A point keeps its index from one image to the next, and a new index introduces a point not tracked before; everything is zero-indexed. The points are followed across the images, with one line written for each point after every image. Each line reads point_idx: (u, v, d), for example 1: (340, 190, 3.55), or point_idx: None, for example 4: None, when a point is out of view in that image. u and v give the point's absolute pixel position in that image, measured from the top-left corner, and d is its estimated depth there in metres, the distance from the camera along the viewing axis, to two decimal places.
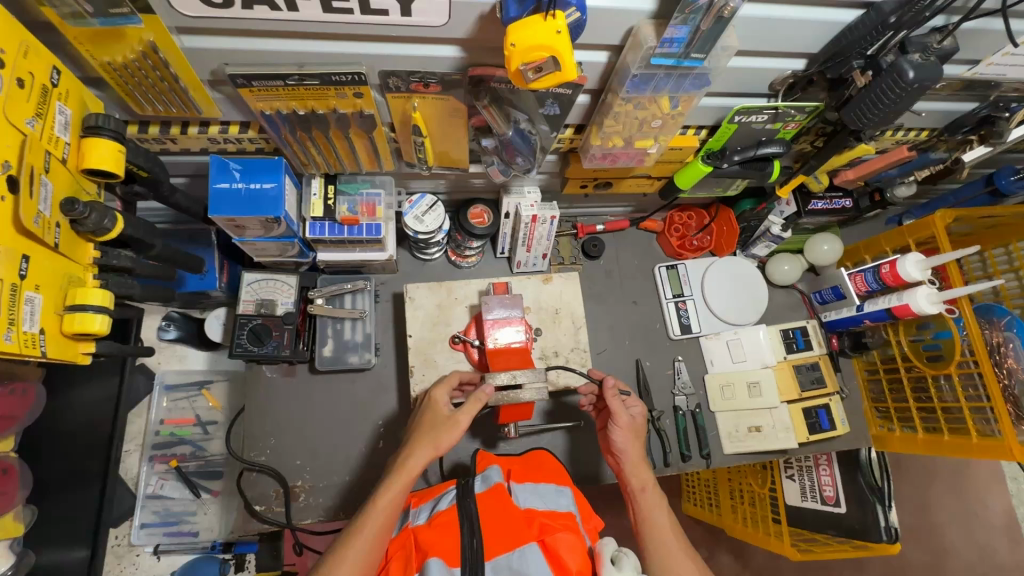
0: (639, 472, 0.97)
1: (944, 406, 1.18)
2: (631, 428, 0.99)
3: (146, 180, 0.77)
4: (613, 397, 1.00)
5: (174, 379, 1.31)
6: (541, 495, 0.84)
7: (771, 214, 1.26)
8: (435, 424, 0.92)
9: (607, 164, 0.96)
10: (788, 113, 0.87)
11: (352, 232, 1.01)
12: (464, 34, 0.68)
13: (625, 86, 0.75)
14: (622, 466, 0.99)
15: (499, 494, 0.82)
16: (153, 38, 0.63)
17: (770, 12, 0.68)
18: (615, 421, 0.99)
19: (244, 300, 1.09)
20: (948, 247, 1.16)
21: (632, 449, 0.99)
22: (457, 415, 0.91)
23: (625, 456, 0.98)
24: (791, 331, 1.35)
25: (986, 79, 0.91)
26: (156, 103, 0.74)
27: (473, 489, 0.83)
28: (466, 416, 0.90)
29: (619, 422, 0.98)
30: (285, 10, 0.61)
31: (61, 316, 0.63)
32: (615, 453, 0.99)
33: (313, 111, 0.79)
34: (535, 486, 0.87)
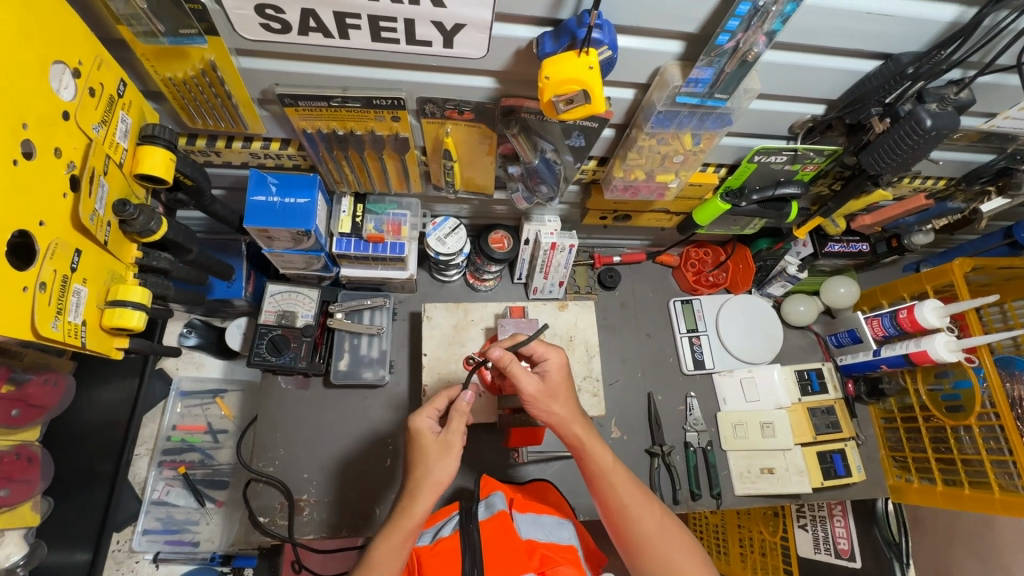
0: (578, 437, 0.83)
1: (964, 458, 1.15)
2: (545, 392, 0.83)
3: (190, 188, 0.81)
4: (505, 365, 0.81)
5: (190, 386, 1.32)
6: (544, 528, 0.84)
7: (788, 254, 1.28)
8: (430, 457, 0.79)
9: (628, 196, 0.99)
10: (807, 155, 0.89)
11: (377, 249, 1.04)
12: (500, 66, 0.72)
13: (649, 121, 0.78)
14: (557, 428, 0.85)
15: (503, 524, 0.80)
16: (214, 58, 0.68)
17: (793, 59, 0.71)
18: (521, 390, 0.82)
19: (266, 310, 1.12)
20: (966, 297, 1.15)
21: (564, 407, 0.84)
22: (446, 437, 0.81)
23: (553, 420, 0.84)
24: (806, 372, 1.33)
25: (1003, 132, 0.94)
26: (207, 118, 0.79)
27: (477, 516, 0.82)
28: (457, 435, 0.81)
29: (526, 391, 0.83)
30: (337, 37, 0.66)
31: (101, 310, 0.66)
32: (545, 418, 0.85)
33: (351, 132, 0.83)
34: (537, 517, 0.86)
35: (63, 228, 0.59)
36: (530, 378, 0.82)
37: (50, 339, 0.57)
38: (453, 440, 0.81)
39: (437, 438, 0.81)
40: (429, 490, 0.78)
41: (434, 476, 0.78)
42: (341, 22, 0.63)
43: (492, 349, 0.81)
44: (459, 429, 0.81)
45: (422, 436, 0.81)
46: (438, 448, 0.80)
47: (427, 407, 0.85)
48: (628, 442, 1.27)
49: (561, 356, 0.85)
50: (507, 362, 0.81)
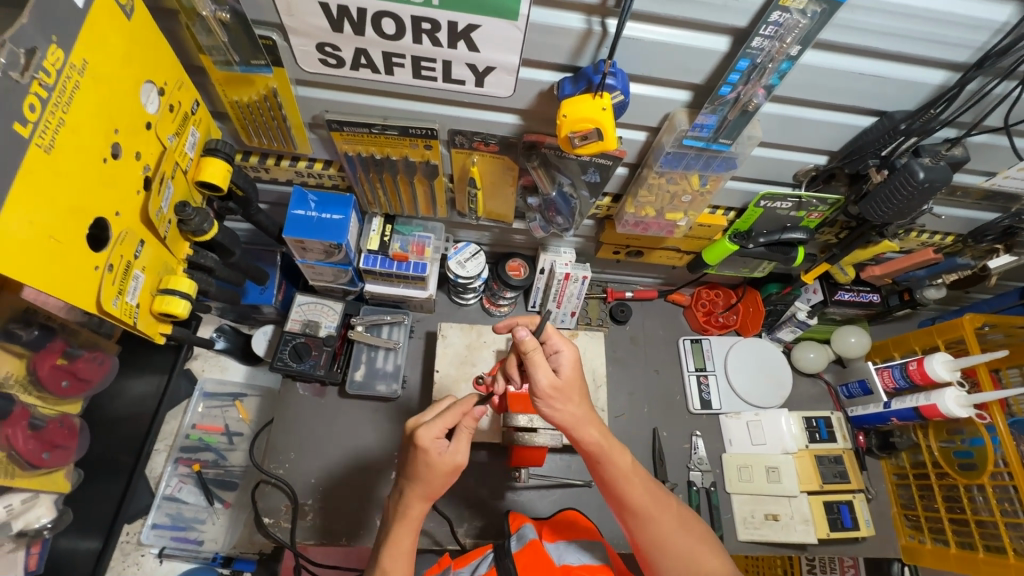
0: (599, 439, 0.82)
1: (977, 519, 1.12)
2: (558, 390, 0.81)
3: (240, 198, 0.91)
4: (529, 351, 0.79)
5: (213, 388, 1.38)
6: (576, 551, 0.87)
7: (797, 300, 1.31)
8: (437, 475, 0.80)
9: (639, 232, 1.05)
10: (811, 202, 0.95)
11: (400, 267, 1.12)
12: (524, 105, 0.80)
13: (659, 161, 0.85)
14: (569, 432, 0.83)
15: (537, 551, 0.83)
16: (277, 86, 0.78)
17: (792, 111, 0.78)
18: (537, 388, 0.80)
19: (293, 318, 1.20)
20: (977, 352, 1.16)
21: (579, 410, 0.82)
22: (452, 455, 0.81)
23: (566, 422, 0.82)
24: (814, 419, 1.33)
25: (1007, 191, 0.97)
26: (262, 137, 0.89)
27: (508, 548, 0.85)
28: (464, 453, 0.81)
29: (539, 384, 0.80)
30: (383, 73, 0.75)
31: (153, 297, 0.74)
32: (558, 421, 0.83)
33: (387, 157, 0.92)
34: (568, 543, 0.89)
35: (133, 220, 0.68)
36: (547, 371, 0.80)
37: (110, 315, 0.65)
38: (460, 460, 0.81)
39: (447, 457, 0.80)
40: (427, 498, 0.81)
41: (436, 489, 0.81)
42: (388, 60, 0.73)
43: (520, 329, 0.78)
44: (464, 445, 0.82)
45: (430, 452, 0.79)
46: (446, 469, 0.80)
47: (432, 420, 0.81)
48: None
49: (574, 351, 0.84)
50: (530, 349, 0.79)
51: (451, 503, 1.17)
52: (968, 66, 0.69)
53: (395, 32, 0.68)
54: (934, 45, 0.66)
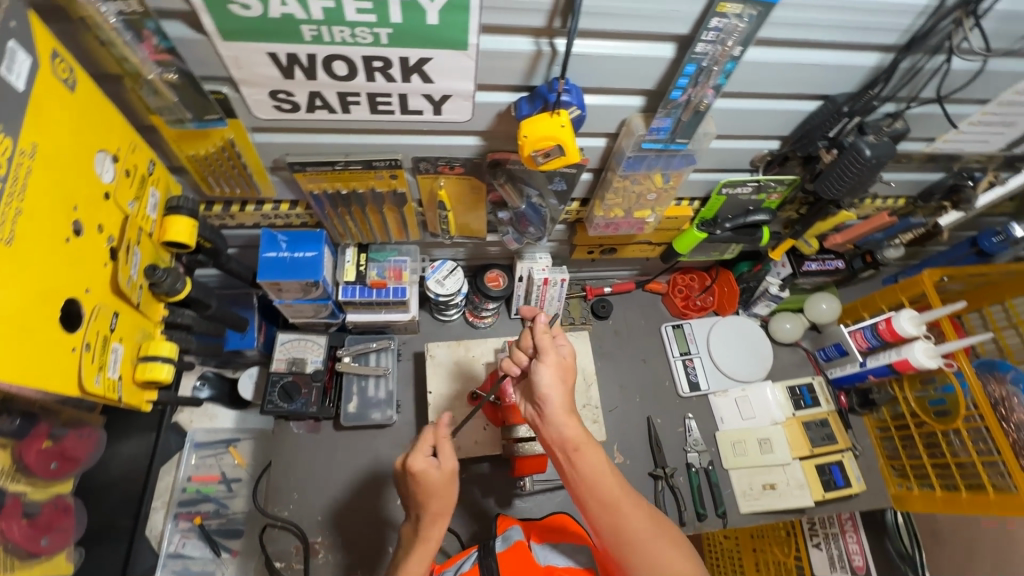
0: (574, 430, 0.78)
1: (957, 462, 1.19)
2: (560, 368, 0.82)
3: (209, 250, 0.90)
4: (543, 333, 0.84)
5: (203, 437, 1.36)
6: (562, 552, 0.86)
7: (769, 275, 1.35)
8: (437, 488, 0.81)
9: (610, 232, 1.07)
10: (770, 185, 0.99)
11: (380, 294, 1.12)
12: (484, 126, 0.81)
13: (621, 165, 0.87)
14: (547, 413, 0.80)
15: (521, 552, 0.84)
16: (233, 136, 0.77)
17: (742, 105, 0.81)
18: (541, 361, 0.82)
19: (277, 358, 1.19)
20: (939, 305, 1.22)
21: (560, 395, 0.80)
22: (444, 465, 0.83)
23: (549, 403, 0.80)
24: (797, 387, 1.38)
25: (947, 153, 1.03)
26: (224, 186, 0.88)
27: (493, 548, 0.86)
28: (453, 458, 0.84)
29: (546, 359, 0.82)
30: (339, 112, 0.75)
31: (134, 366, 0.73)
32: (539, 399, 0.81)
33: (354, 191, 0.92)
34: (555, 544, 0.88)
35: (104, 293, 0.67)
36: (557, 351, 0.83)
37: (94, 394, 0.64)
38: (451, 467, 0.83)
39: (439, 468, 0.82)
40: (440, 516, 0.82)
41: (445, 502, 0.82)
42: (343, 100, 0.73)
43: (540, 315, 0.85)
44: (448, 451, 0.85)
45: (425, 468, 0.81)
46: (444, 480, 0.82)
47: (417, 445, 0.84)
48: (630, 467, 1.31)
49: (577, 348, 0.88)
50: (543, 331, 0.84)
51: (461, 519, 1.19)
52: (898, 46, 0.73)
53: (347, 73, 0.68)
54: (865, 33, 0.69)
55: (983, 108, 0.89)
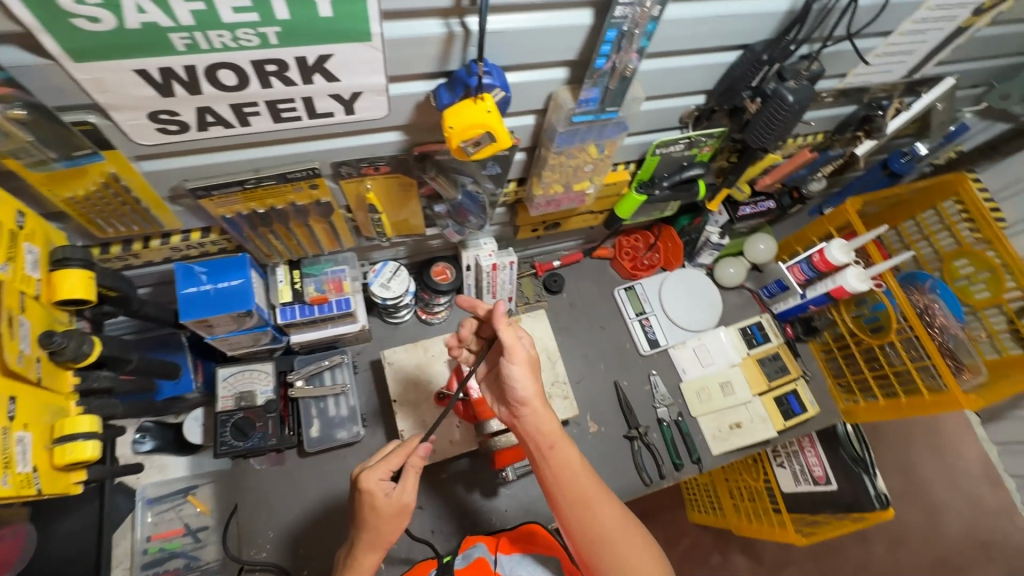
0: (548, 426, 0.79)
1: (895, 370, 1.29)
2: (529, 362, 0.81)
3: (116, 299, 0.79)
4: (505, 327, 0.77)
5: (157, 491, 1.23)
6: (526, 566, 0.86)
7: (708, 225, 1.38)
8: (385, 520, 0.78)
9: (552, 209, 1.05)
10: (700, 140, 0.99)
11: (323, 310, 1.04)
12: (405, 120, 0.75)
13: (554, 141, 0.83)
14: (521, 408, 0.80)
15: (478, 570, 0.85)
16: (115, 169, 0.67)
17: (667, 64, 0.78)
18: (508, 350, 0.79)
19: (222, 396, 1.09)
20: (862, 230, 1.30)
21: (535, 389, 0.80)
22: (399, 497, 0.79)
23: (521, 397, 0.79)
24: (748, 327, 1.45)
25: (857, 86, 1.07)
26: (118, 225, 0.77)
27: (452, 567, 0.87)
28: (412, 493, 0.80)
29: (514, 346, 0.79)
30: (237, 126, 0.66)
31: (50, 450, 0.64)
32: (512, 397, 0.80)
33: (272, 208, 0.84)
34: (521, 557, 0.88)
35: None
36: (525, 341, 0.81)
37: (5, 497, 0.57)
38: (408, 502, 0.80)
39: (392, 502, 0.78)
40: (378, 547, 0.80)
41: (386, 536, 0.79)
42: (239, 112, 0.64)
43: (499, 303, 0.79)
44: (410, 486, 0.80)
45: (373, 496, 0.78)
46: (393, 510, 0.79)
47: (377, 464, 0.81)
48: (606, 432, 1.33)
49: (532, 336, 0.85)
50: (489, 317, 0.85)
51: (449, 519, 1.18)
52: None
53: (237, 82, 0.60)
54: None
55: (886, 40, 0.92)
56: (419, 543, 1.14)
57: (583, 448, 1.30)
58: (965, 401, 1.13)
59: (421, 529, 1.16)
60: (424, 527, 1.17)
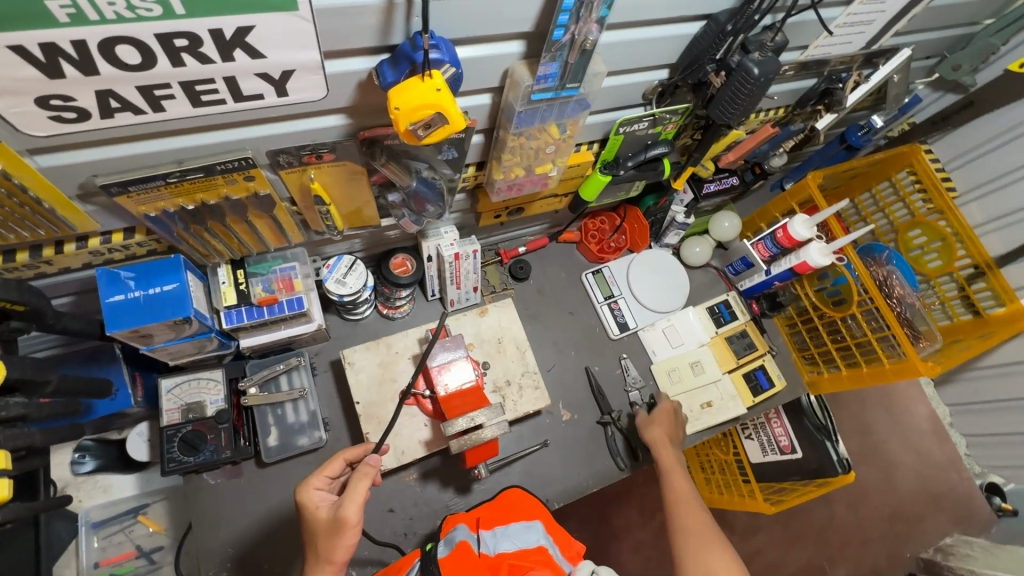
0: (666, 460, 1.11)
1: (856, 342, 1.31)
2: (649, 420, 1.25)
3: (24, 313, 0.71)
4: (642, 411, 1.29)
5: (101, 514, 1.13)
6: (512, 536, 0.77)
7: (673, 205, 1.36)
8: (321, 534, 0.74)
9: (515, 194, 1.00)
10: (665, 117, 0.95)
11: (273, 312, 0.96)
12: (346, 102, 0.68)
13: (513, 122, 0.78)
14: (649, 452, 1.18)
15: (465, 551, 0.73)
16: (4, 165, 0.58)
17: (628, 36, 0.74)
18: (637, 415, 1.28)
19: (166, 410, 1.01)
20: (824, 205, 1.30)
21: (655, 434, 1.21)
22: (338, 510, 0.73)
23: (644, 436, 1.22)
24: (715, 306, 1.45)
25: (818, 59, 1.05)
26: (19, 230, 0.67)
27: (435, 554, 0.75)
28: (350, 505, 0.72)
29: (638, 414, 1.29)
30: (150, 112, 0.58)
31: None
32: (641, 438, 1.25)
33: (203, 204, 0.75)
34: (505, 528, 0.79)
35: None
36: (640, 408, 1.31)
37: None
38: (348, 516, 0.72)
39: (328, 514, 0.75)
40: (323, 567, 0.72)
41: (328, 554, 0.72)
42: (150, 96, 0.56)
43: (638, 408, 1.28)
44: (351, 495, 0.73)
45: (311, 510, 0.77)
46: (331, 523, 0.73)
47: (320, 474, 0.81)
48: (580, 419, 1.31)
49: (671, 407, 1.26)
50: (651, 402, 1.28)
51: (421, 520, 1.14)
52: None
53: (141, 60, 0.51)
54: None
55: (847, 9, 0.90)
56: (391, 547, 1.10)
57: (557, 437, 1.28)
58: (924, 368, 1.15)
59: (392, 532, 1.12)
60: (395, 530, 1.12)
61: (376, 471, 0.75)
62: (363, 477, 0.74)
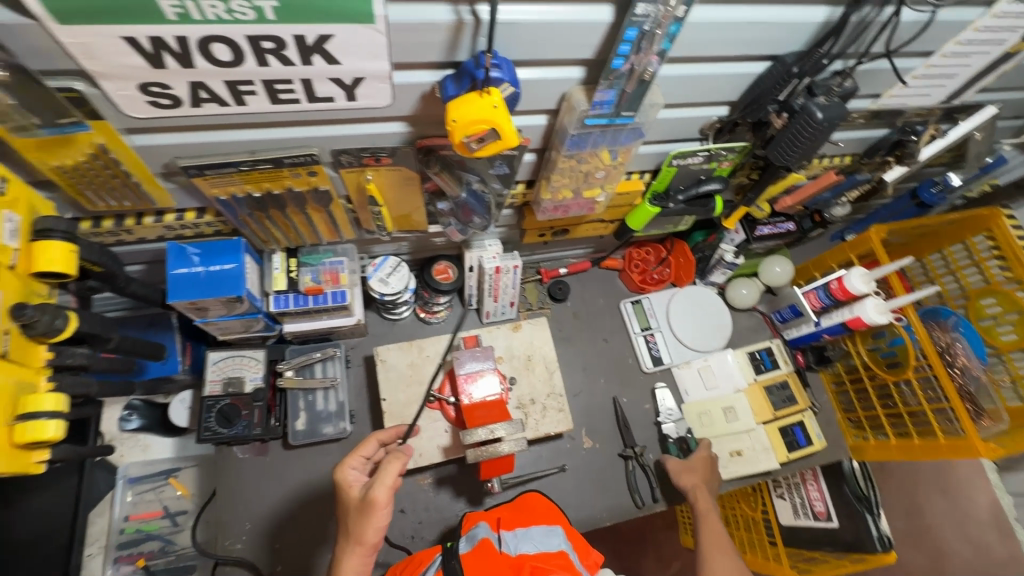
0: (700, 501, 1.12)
1: (910, 411, 1.22)
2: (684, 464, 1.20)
3: (101, 274, 0.78)
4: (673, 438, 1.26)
5: (139, 471, 1.19)
6: (532, 538, 0.77)
7: (723, 243, 1.33)
8: (353, 513, 0.75)
9: (560, 215, 1.01)
10: (721, 153, 0.94)
11: (317, 301, 1.01)
12: (408, 111, 0.71)
13: (565, 144, 0.80)
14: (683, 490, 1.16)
15: (487, 549, 0.74)
16: (104, 140, 0.65)
17: (689, 70, 0.74)
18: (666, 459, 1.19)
19: (210, 381, 1.07)
20: (886, 260, 1.23)
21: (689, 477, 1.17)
22: (369, 491, 0.74)
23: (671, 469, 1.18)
24: (757, 352, 1.39)
25: (892, 109, 1.01)
26: (109, 199, 0.75)
27: (457, 550, 0.75)
28: (381, 487, 0.72)
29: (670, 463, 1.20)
30: (233, 105, 0.63)
31: (11, 428, 0.62)
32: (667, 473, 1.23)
33: (269, 193, 0.81)
34: (525, 531, 0.79)
35: None
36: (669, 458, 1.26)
37: None
38: (378, 497, 0.72)
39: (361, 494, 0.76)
40: (352, 547, 0.73)
41: (357, 534, 0.72)
42: (235, 90, 0.61)
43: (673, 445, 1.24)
44: (381, 479, 0.73)
45: (348, 487, 0.79)
46: (361, 503, 0.74)
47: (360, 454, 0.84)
48: (601, 449, 1.28)
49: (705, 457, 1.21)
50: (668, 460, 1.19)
51: (430, 525, 1.14)
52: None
53: (233, 58, 0.57)
54: None
55: (927, 61, 0.87)
56: (397, 547, 1.11)
57: (575, 463, 1.26)
58: (985, 449, 1.06)
59: (401, 532, 1.13)
60: (404, 531, 1.13)
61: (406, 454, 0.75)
62: (393, 463, 0.74)
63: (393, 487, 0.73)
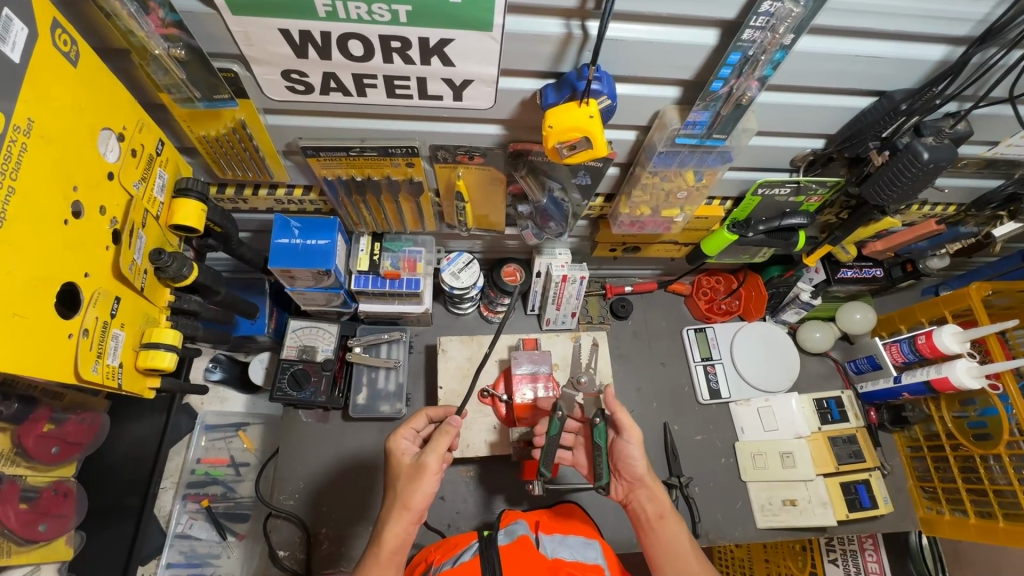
0: (659, 498, 0.90)
1: (996, 489, 1.11)
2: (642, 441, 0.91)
3: (219, 235, 0.88)
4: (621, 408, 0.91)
5: (214, 420, 1.30)
6: (570, 547, 0.78)
7: (800, 282, 1.28)
8: (402, 479, 0.80)
9: (635, 231, 1.01)
10: (811, 187, 0.92)
11: (393, 285, 1.08)
12: (507, 115, 0.76)
13: (652, 160, 0.82)
14: (635, 484, 0.92)
15: (525, 547, 0.75)
16: (244, 117, 0.74)
17: (788, 99, 0.74)
18: (626, 436, 0.91)
19: (288, 345, 1.16)
20: (985, 319, 1.13)
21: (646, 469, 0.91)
22: (422, 458, 0.80)
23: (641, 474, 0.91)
24: (825, 400, 1.31)
25: (1008, 159, 0.95)
26: (236, 169, 0.85)
27: (496, 540, 0.77)
28: (433, 454, 0.80)
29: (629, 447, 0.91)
30: (355, 95, 0.71)
31: (136, 352, 0.75)
32: (630, 471, 0.91)
33: (369, 178, 0.88)
34: (563, 538, 0.80)
35: (104, 278, 0.68)
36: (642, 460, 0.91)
37: (91, 380, 0.66)
38: (429, 463, 0.80)
39: (413, 461, 0.82)
40: (397, 512, 0.78)
41: (407, 497, 0.78)
42: (359, 82, 0.69)
43: (621, 413, 0.91)
44: (433, 448, 0.80)
45: (399, 454, 0.85)
46: (411, 469, 0.81)
47: (410, 429, 0.90)
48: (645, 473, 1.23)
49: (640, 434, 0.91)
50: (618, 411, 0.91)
51: (468, 518, 1.17)
52: (971, 38, 0.66)
53: (363, 53, 0.64)
54: (935, 22, 0.62)
55: None
56: (433, 532, 1.14)
57: None
58: None
59: (438, 520, 1.16)
60: (441, 519, 1.16)
61: (457, 429, 0.82)
62: (446, 441, 0.81)
63: (443, 460, 0.81)
